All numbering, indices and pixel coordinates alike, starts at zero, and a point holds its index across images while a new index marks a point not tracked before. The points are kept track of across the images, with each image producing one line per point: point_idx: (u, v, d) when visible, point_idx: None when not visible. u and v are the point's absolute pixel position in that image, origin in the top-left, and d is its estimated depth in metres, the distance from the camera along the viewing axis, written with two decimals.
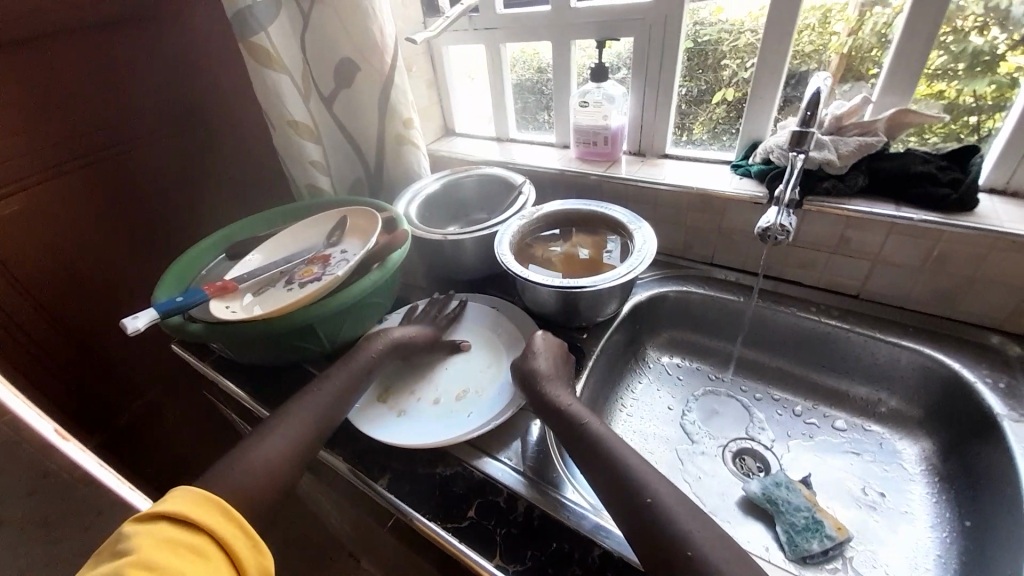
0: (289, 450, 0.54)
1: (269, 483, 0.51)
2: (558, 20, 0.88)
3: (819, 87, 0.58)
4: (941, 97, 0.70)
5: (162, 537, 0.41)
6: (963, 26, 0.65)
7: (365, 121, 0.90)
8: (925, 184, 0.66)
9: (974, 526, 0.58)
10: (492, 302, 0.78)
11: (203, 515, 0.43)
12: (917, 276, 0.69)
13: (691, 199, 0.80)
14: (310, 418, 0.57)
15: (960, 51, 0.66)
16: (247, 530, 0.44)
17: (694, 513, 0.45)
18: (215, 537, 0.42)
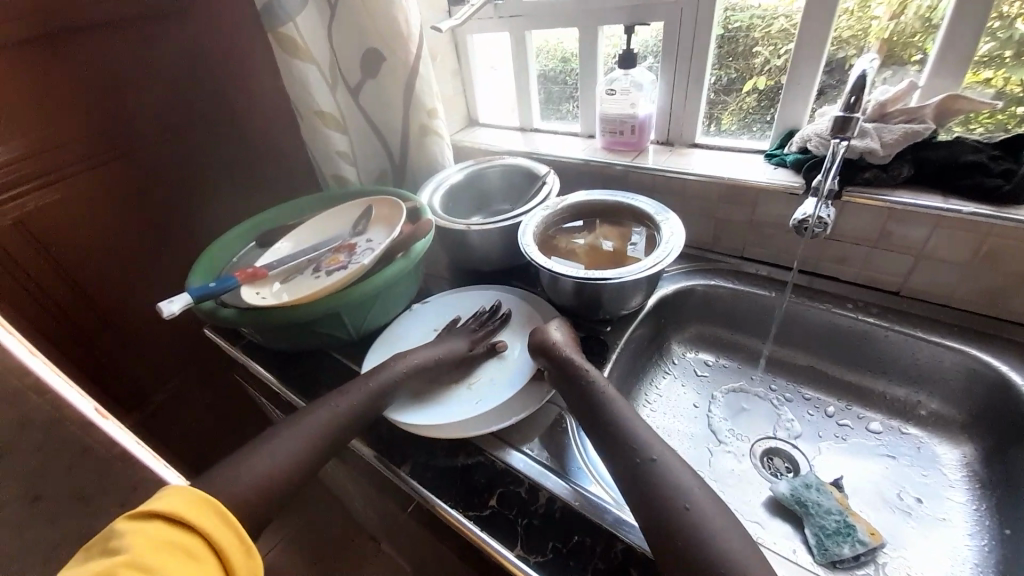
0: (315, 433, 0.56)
1: (296, 464, 0.53)
2: (586, 6, 0.86)
3: (864, 71, 0.55)
4: (987, 85, 0.66)
5: (157, 536, 0.41)
6: (1009, 12, 0.61)
7: (389, 112, 0.90)
8: (975, 175, 0.62)
9: (1015, 535, 0.55)
10: (516, 298, 0.77)
11: (196, 516, 0.43)
12: (964, 273, 0.65)
13: (722, 190, 0.78)
14: (337, 402, 0.58)
15: (1011, 36, 0.62)
16: (238, 533, 0.45)
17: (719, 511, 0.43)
18: (209, 537, 0.43)
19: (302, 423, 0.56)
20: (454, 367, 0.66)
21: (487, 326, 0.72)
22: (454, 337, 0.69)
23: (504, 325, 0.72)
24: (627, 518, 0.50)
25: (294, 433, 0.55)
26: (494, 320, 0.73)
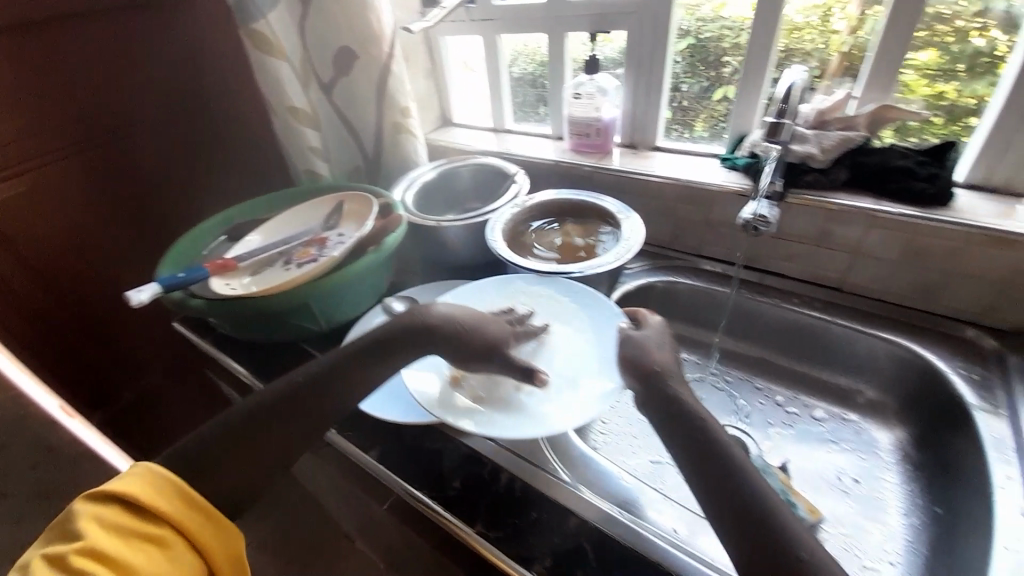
0: (291, 406, 0.53)
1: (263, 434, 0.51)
2: (555, 13, 0.89)
3: (793, 82, 0.62)
4: (941, 98, 0.71)
5: (107, 522, 0.42)
6: (963, 28, 0.66)
7: (363, 109, 0.92)
8: (903, 179, 0.67)
9: (943, 513, 0.60)
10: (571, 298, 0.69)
11: (145, 494, 0.44)
12: (897, 269, 0.70)
13: (681, 190, 0.82)
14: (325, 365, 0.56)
15: (948, 48, 0.68)
16: (192, 501, 0.45)
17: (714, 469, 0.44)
18: (165, 516, 0.44)
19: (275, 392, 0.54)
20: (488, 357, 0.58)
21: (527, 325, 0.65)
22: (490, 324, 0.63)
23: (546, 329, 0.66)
24: (604, 506, 0.52)
25: (266, 405, 0.53)
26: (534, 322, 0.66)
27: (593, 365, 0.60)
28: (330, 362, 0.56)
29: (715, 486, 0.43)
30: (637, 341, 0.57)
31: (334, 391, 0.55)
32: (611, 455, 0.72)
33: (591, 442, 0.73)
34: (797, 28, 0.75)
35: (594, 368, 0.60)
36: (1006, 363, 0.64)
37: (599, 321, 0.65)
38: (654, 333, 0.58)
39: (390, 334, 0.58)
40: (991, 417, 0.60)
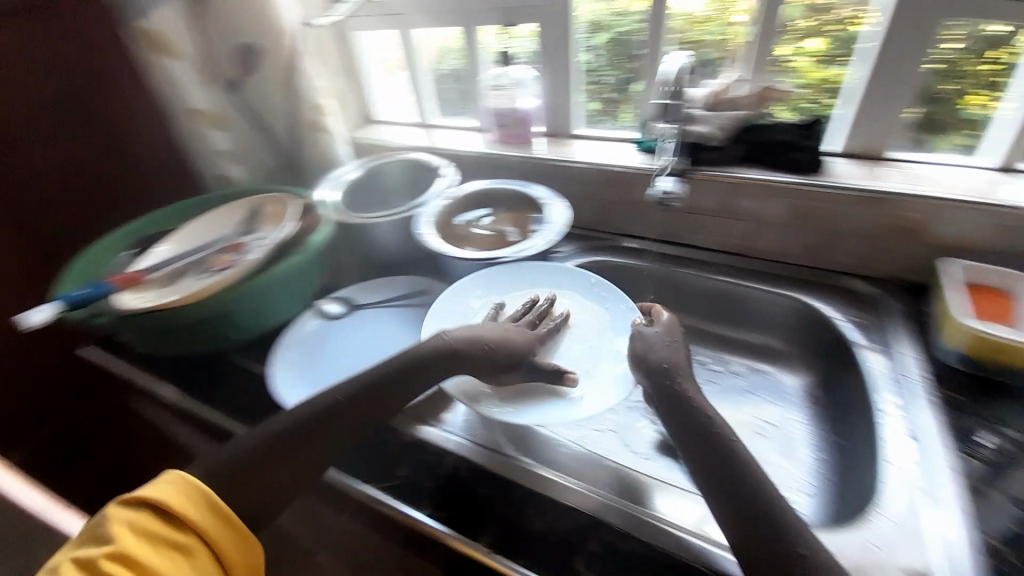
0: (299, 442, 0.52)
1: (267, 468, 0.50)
2: (465, 7, 0.91)
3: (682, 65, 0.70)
4: (831, 81, 0.78)
5: (143, 530, 0.43)
6: (843, 17, 0.74)
7: (274, 106, 0.89)
8: (784, 152, 0.76)
9: (843, 442, 0.66)
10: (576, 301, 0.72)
11: (179, 505, 0.45)
12: (791, 232, 0.78)
13: (601, 174, 0.87)
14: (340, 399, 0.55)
15: (821, 37, 0.77)
16: (221, 515, 0.46)
17: (709, 457, 0.48)
18: (193, 525, 0.44)
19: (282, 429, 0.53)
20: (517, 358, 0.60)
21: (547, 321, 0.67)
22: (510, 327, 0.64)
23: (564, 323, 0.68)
24: (546, 474, 0.54)
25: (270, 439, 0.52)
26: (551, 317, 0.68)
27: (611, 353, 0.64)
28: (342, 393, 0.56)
29: (719, 474, 0.47)
30: (648, 336, 0.61)
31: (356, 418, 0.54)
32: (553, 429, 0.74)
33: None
34: (705, 20, 0.82)
35: (613, 356, 0.63)
36: (881, 306, 0.72)
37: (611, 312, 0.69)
38: (665, 330, 0.62)
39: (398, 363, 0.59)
40: (874, 354, 0.66)
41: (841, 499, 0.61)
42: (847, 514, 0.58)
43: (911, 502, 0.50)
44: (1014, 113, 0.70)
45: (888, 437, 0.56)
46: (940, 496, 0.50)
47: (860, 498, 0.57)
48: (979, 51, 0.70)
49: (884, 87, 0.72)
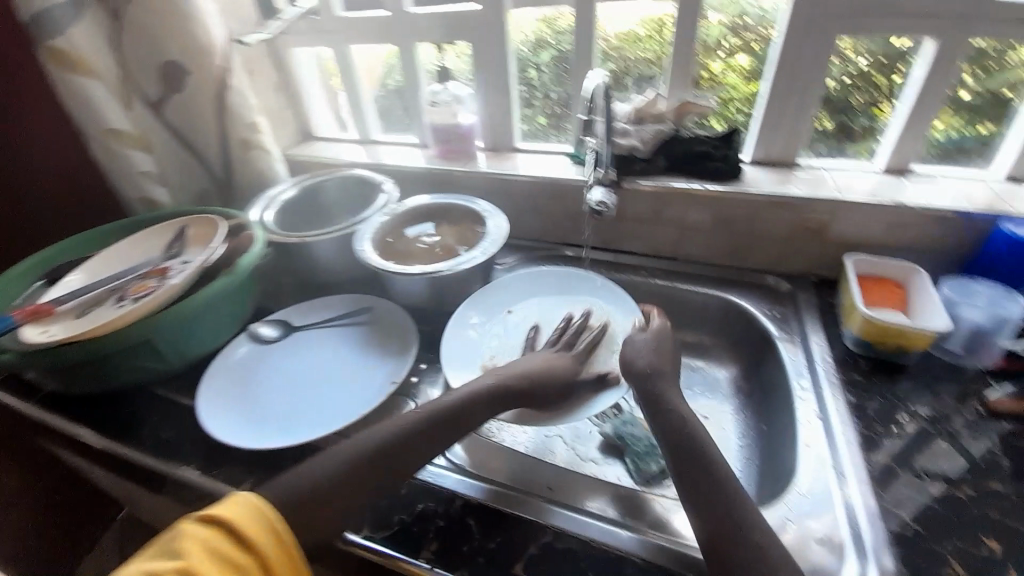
0: (357, 487, 0.51)
1: (324, 515, 0.49)
2: (399, 25, 0.92)
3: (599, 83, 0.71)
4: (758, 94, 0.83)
5: (214, 549, 0.42)
6: (764, 34, 0.79)
7: (203, 125, 0.86)
8: (705, 162, 0.81)
9: (768, 428, 0.71)
10: (582, 302, 0.79)
11: (254, 531, 0.44)
12: (714, 236, 0.84)
13: (538, 187, 0.90)
14: (395, 439, 0.54)
15: (750, 54, 0.81)
16: (287, 547, 0.45)
17: (691, 472, 0.52)
18: (260, 552, 0.44)
19: (340, 471, 0.52)
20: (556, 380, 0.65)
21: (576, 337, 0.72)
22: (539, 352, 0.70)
23: (603, 336, 0.73)
24: (489, 484, 0.57)
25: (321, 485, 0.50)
26: (575, 332, 0.73)
27: None
28: (395, 432, 0.54)
29: (700, 486, 0.50)
30: (637, 342, 0.67)
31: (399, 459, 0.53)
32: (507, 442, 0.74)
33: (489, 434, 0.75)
34: (644, 37, 0.85)
35: None
36: (797, 300, 0.79)
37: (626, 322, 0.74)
38: (658, 335, 0.68)
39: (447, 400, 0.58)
40: (789, 344, 0.72)
41: (767, 480, 0.65)
42: (771, 495, 0.61)
43: (823, 478, 0.54)
44: (901, 116, 0.76)
45: (804, 420, 0.61)
46: (847, 469, 0.54)
47: (782, 479, 0.60)
48: (883, 67, 0.77)
49: (786, 100, 0.79)
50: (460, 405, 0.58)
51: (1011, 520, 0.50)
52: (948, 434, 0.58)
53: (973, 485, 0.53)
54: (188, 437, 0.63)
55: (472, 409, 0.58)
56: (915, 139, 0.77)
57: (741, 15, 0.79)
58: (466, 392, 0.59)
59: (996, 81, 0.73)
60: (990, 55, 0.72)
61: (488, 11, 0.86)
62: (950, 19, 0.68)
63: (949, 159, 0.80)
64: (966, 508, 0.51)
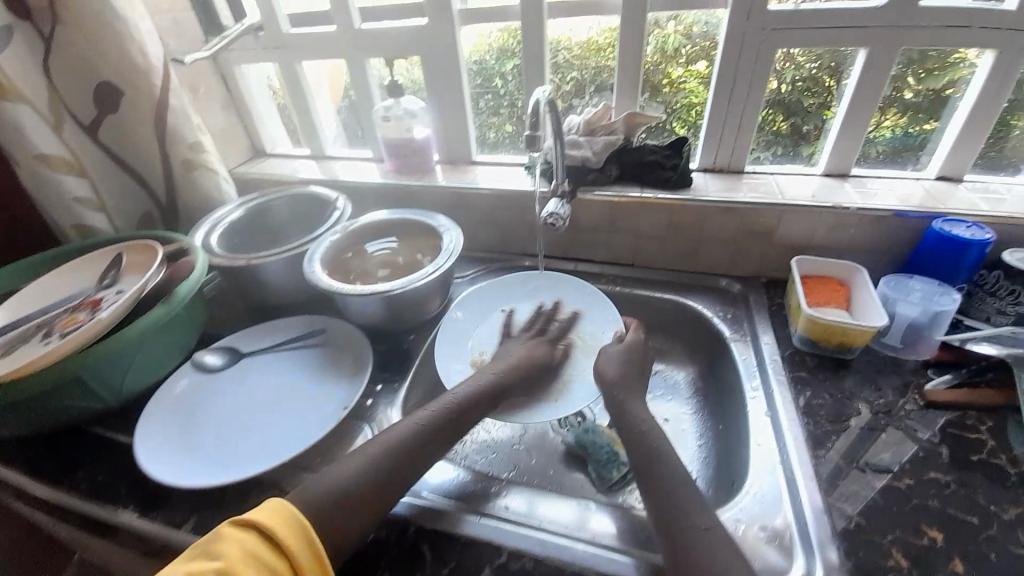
0: (377, 491, 0.50)
1: (346, 521, 0.47)
2: (347, 40, 0.91)
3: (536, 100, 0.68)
4: None
5: (251, 552, 0.41)
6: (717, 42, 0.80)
7: (143, 146, 0.82)
8: (655, 170, 0.83)
9: (722, 428, 0.72)
10: (553, 292, 0.82)
11: (288, 539, 0.43)
12: (667, 242, 0.85)
13: (494, 199, 0.90)
14: (409, 441, 0.54)
15: (709, 60, 0.81)
16: (319, 559, 0.44)
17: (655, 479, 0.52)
18: (294, 560, 0.42)
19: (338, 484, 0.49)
20: (535, 368, 0.68)
21: (549, 326, 0.76)
22: (516, 343, 0.73)
23: (575, 322, 0.77)
24: (444, 506, 0.56)
25: (340, 492, 0.48)
26: (550, 322, 0.77)
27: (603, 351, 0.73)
28: (407, 436, 0.55)
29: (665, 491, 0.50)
30: (610, 353, 0.68)
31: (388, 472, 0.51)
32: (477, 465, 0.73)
33: (460, 457, 0.74)
34: (602, 46, 0.85)
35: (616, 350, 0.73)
36: (749, 301, 0.81)
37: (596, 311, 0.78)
38: (636, 346, 0.71)
39: (451, 403, 0.59)
40: (741, 344, 0.74)
41: (721, 482, 0.66)
42: (725, 496, 0.62)
43: (771, 480, 0.55)
44: (840, 121, 0.79)
45: (755, 421, 0.62)
46: (794, 468, 0.55)
47: (734, 481, 0.61)
48: (833, 70, 0.78)
49: (731, 107, 0.81)
50: (462, 404, 0.60)
51: (951, 508, 0.51)
52: (892, 427, 0.59)
53: (913, 474, 0.54)
54: (125, 476, 0.60)
55: (474, 409, 0.60)
56: (851, 143, 0.80)
57: (702, 23, 0.79)
58: (465, 391, 0.62)
59: (939, 80, 0.75)
60: (933, 56, 0.73)
61: (435, 24, 0.85)
62: (881, 26, 0.70)
63: (886, 160, 0.83)
64: (908, 499, 0.52)
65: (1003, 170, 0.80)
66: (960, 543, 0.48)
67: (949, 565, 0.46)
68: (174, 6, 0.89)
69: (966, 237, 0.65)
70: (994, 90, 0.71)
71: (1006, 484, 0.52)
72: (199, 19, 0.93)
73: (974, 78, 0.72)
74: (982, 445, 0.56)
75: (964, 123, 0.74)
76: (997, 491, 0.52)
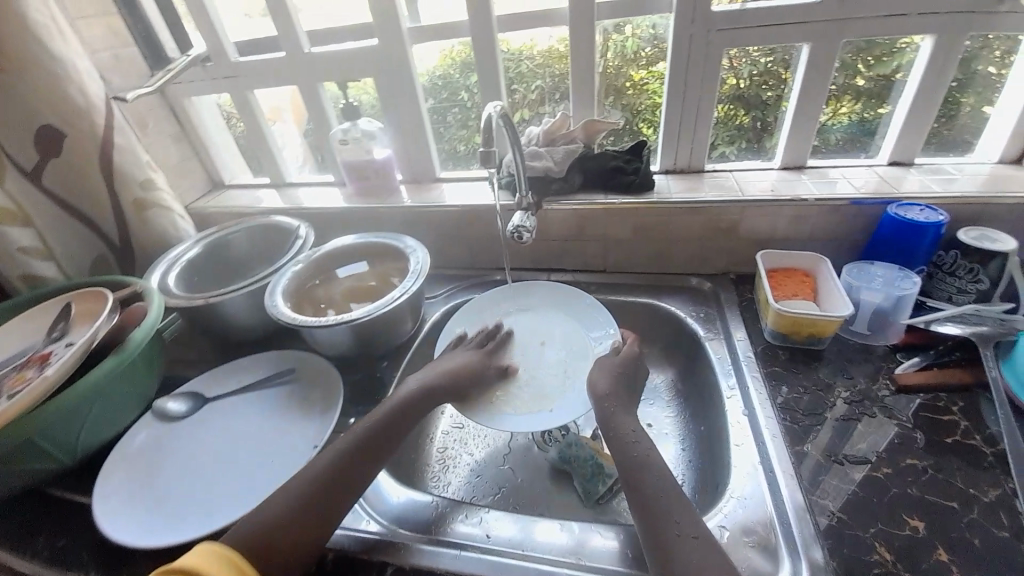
0: (325, 502, 0.51)
1: (296, 536, 0.48)
2: (299, 66, 0.89)
3: (488, 115, 0.66)
4: None
5: None
6: None
7: (91, 188, 0.79)
8: (618, 175, 0.83)
9: (703, 429, 0.71)
10: (498, 295, 0.82)
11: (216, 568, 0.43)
12: (636, 245, 0.85)
13: (460, 215, 0.89)
14: (351, 449, 0.55)
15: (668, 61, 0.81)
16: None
17: (636, 478, 0.51)
18: None
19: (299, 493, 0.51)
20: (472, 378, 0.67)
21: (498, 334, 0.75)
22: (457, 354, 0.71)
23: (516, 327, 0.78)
24: (425, 544, 0.54)
25: (286, 509, 0.49)
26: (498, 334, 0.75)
27: (558, 356, 0.73)
28: (347, 445, 0.56)
29: (640, 493, 0.49)
30: (601, 364, 0.65)
31: (345, 474, 0.53)
32: (464, 491, 0.71)
33: (444, 485, 0.72)
34: (559, 54, 0.85)
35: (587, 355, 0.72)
36: (720, 298, 0.81)
37: (546, 315, 0.79)
38: (631, 359, 0.67)
39: (393, 407, 0.61)
40: (715, 342, 0.74)
41: (705, 485, 0.65)
42: (710, 499, 0.62)
43: (754, 481, 0.55)
44: (792, 113, 0.80)
45: (734, 422, 0.62)
46: (774, 467, 0.55)
47: (718, 484, 0.61)
48: (786, 63, 0.79)
49: (687, 108, 0.82)
50: (401, 407, 0.61)
51: (931, 495, 0.51)
52: (867, 415, 0.60)
53: (891, 463, 0.54)
54: (84, 541, 0.56)
55: (415, 411, 0.62)
56: (804, 135, 0.82)
57: (653, 26, 0.80)
58: (404, 394, 0.63)
59: (888, 66, 0.76)
60: (880, 44, 0.74)
61: (386, 44, 0.85)
62: (819, 23, 0.72)
63: (841, 149, 0.85)
64: (888, 489, 0.52)
65: (949, 151, 0.82)
66: (942, 531, 0.48)
67: (934, 554, 0.46)
68: (115, 42, 0.86)
69: (921, 220, 0.66)
70: (935, 75, 0.73)
71: (983, 465, 0.53)
72: (144, 54, 0.91)
73: (917, 61, 0.74)
74: (956, 427, 0.57)
75: (911, 106, 0.76)
76: (975, 473, 0.52)
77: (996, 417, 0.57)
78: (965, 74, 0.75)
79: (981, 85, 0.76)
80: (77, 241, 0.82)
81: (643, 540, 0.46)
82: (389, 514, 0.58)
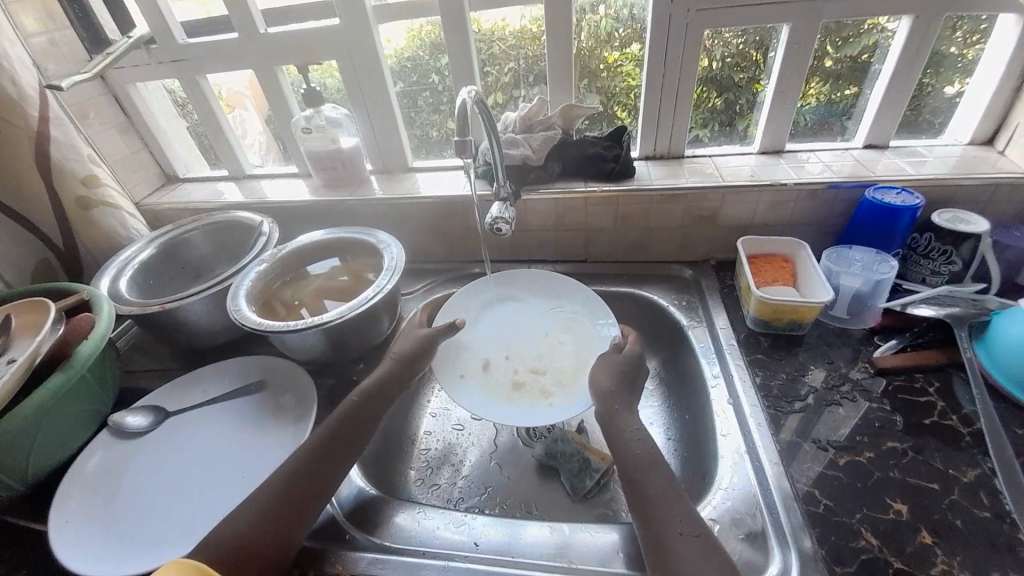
0: (289, 509, 0.48)
1: (257, 548, 0.46)
2: (254, 48, 0.83)
3: (463, 101, 0.62)
4: None
5: None
6: None
7: (29, 188, 0.72)
8: (599, 162, 0.80)
9: (687, 417, 0.71)
10: (492, 287, 0.78)
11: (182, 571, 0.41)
12: (617, 234, 0.84)
13: (436, 206, 0.85)
14: (311, 453, 0.53)
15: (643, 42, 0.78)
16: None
17: (630, 476, 0.50)
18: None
19: (260, 502, 0.48)
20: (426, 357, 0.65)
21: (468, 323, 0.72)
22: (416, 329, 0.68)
23: (506, 319, 0.75)
24: (410, 557, 0.51)
25: (248, 522, 0.47)
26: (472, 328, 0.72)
27: (545, 353, 0.71)
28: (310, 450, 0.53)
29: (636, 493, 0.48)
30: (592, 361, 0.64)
31: (305, 477, 0.51)
32: (448, 493, 0.69)
33: (430, 488, 0.70)
34: (532, 35, 0.81)
35: (578, 350, 0.70)
36: (701, 286, 0.81)
37: (536, 309, 0.77)
38: (625, 357, 0.64)
39: (352, 405, 0.58)
40: (698, 330, 0.74)
41: (691, 473, 0.66)
42: (697, 489, 0.62)
43: (742, 471, 0.55)
44: (770, 95, 0.79)
45: (719, 412, 0.62)
46: (761, 456, 0.55)
47: (705, 474, 0.61)
48: (759, 45, 0.77)
49: (665, 91, 0.80)
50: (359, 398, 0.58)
51: (912, 478, 0.52)
52: (848, 400, 0.61)
53: (873, 446, 0.55)
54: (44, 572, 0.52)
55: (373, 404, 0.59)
56: (782, 118, 0.81)
57: (629, 6, 0.77)
58: (356, 391, 0.60)
59: (855, 47, 0.76)
60: (850, 25, 0.74)
61: (350, 24, 0.79)
62: (799, 3, 0.70)
63: (816, 132, 0.85)
64: (871, 474, 0.53)
65: (920, 132, 0.83)
66: (925, 514, 0.48)
67: (918, 537, 0.47)
68: (48, 24, 0.78)
69: (898, 204, 0.66)
70: (910, 56, 0.72)
71: (961, 446, 0.54)
72: (81, 37, 0.83)
73: (890, 42, 0.74)
74: (933, 408, 0.58)
75: (886, 88, 0.76)
76: (953, 454, 0.53)
77: (970, 396, 0.59)
78: (936, 55, 0.75)
79: (951, 65, 0.76)
80: (15, 246, 0.75)
81: (639, 541, 0.46)
82: (379, 526, 0.56)
